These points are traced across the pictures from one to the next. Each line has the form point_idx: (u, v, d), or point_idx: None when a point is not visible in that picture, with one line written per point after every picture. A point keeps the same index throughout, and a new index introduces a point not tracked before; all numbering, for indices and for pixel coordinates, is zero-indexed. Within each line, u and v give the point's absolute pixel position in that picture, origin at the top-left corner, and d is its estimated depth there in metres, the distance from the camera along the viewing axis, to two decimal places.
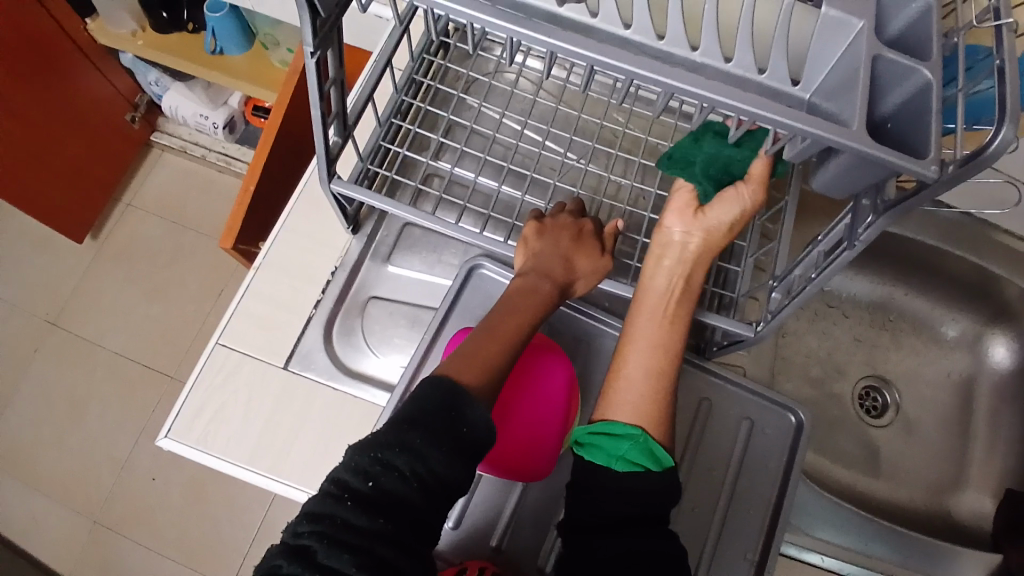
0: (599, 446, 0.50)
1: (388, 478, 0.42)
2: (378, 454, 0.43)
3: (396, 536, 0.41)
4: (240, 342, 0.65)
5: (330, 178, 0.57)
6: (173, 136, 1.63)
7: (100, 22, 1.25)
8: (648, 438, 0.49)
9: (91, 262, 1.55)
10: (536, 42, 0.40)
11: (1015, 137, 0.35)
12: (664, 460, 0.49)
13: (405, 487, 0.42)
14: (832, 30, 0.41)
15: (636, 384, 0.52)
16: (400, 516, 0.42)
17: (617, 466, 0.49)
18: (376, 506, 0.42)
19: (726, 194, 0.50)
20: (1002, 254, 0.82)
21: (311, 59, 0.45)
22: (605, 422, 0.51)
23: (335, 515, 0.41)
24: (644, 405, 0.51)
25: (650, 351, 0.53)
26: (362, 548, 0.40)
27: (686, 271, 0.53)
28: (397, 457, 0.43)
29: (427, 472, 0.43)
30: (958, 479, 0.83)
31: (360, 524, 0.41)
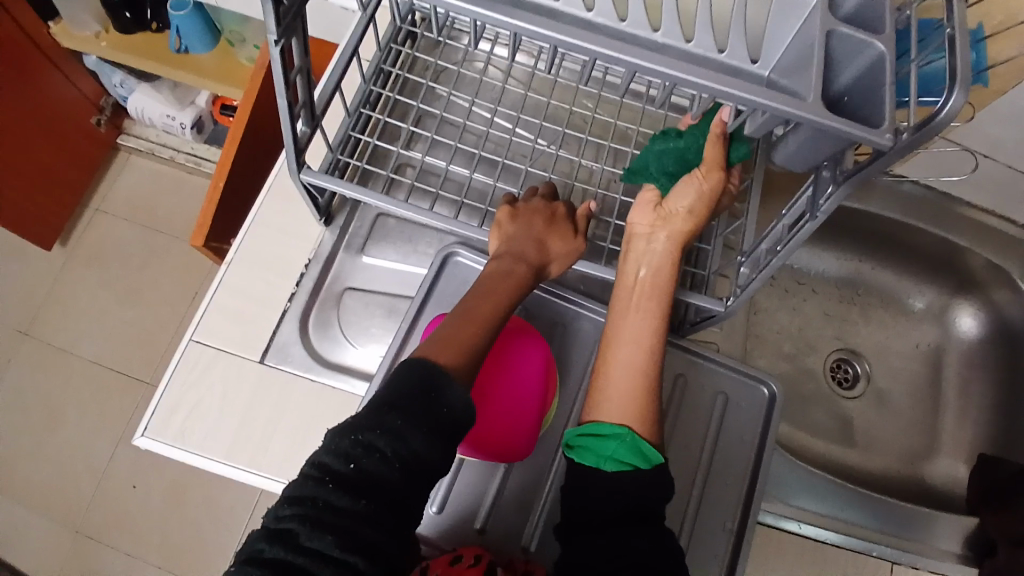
0: (588, 448, 0.51)
1: (369, 460, 0.43)
2: (359, 436, 0.43)
3: (378, 517, 0.42)
4: (215, 337, 0.65)
5: (300, 169, 0.57)
6: (140, 137, 1.60)
7: (62, 24, 1.22)
8: (636, 437, 0.50)
9: (60, 269, 1.51)
10: (501, 25, 0.40)
11: (964, 104, 0.37)
12: (652, 457, 0.50)
13: (387, 468, 0.43)
14: (786, 19, 0.44)
15: (619, 375, 0.53)
16: (380, 497, 0.42)
17: (606, 466, 0.50)
18: (358, 488, 0.42)
19: (680, 182, 0.53)
20: (963, 226, 0.85)
21: (275, 47, 0.45)
22: (592, 424, 0.52)
23: (316, 497, 0.41)
24: (624, 388, 0.53)
25: (633, 346, 0.54)
26: (344, 529, 0.40)
27: (667, 262, 0.55)
28: (379, 438, 0.43)
29: (408, 452, 0.43)
30: (928, 445, 0.86)
31: (342, 505, 0.41)
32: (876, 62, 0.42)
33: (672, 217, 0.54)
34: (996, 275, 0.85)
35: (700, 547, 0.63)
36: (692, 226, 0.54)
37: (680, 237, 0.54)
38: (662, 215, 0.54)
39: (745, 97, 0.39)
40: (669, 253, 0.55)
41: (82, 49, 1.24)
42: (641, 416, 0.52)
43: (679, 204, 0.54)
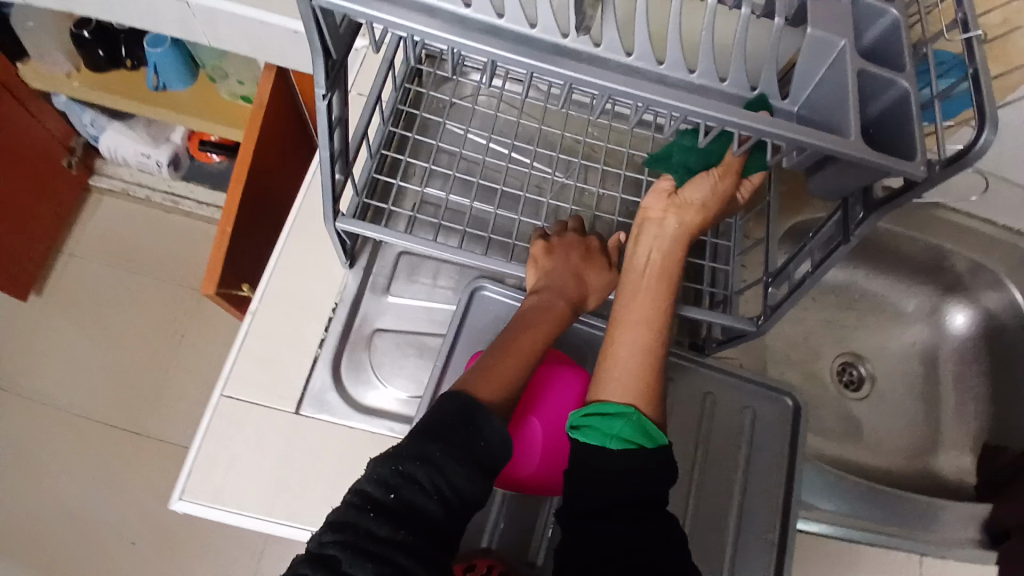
0: (594, 427, 0.51)
1: (409, 489, 0.41)
2: (399, 466, 0.42)
3: (417, 548, 0.40)
4: (246, 389, 0.64)
5: (335, 216, 0.57)
6: (112, 177, 1.55)
7: (31, 64, 1.18)
8: (642, 416, 0.50)
9: (36, 317, 1.47)
10: (553, 73, 0.43)
11: (994, 139, 0.40)
12: (657, 436, 0.50)
13: (426, 499, 0.41)
14: (817, 55, 0.45)
15: (628, 355, 0.53)
16: (419, 528, 0.41)
17: (612, 444, 0.49)
18: (397, 517, 0.40)
19: (699, 177, 0.53)
20: (949, 230, 0.91)
21: (323, 101, 0.45)
22: (597, 403, 0.51)
23: (356, 524, 0.39)
24: (632, 371, 0.52)
25: (641, 327, 0.54)
26: (384, 557, 0.38)
27: (679, 249, 0.56)
28: (418, 469, 0.42)
29: (447, 485, 0.42)
30: (932, 440, 0.90)
31: (382, 534, 0.39)
32: (900, 99, 0.45)
33: (687, 205, 0.55)
34: (982, 275, 0.91)
35: (746, 563, 0.64)
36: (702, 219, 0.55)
37: (690, 226, 0.55)
38: (676, 202, 0.55)
39: (788, 136, 0.42)
40: (678, 243, 0.56)
41: (50, 88, 1.20)
42: (651, 403, 0.52)
43: (695, 194, 0.54)
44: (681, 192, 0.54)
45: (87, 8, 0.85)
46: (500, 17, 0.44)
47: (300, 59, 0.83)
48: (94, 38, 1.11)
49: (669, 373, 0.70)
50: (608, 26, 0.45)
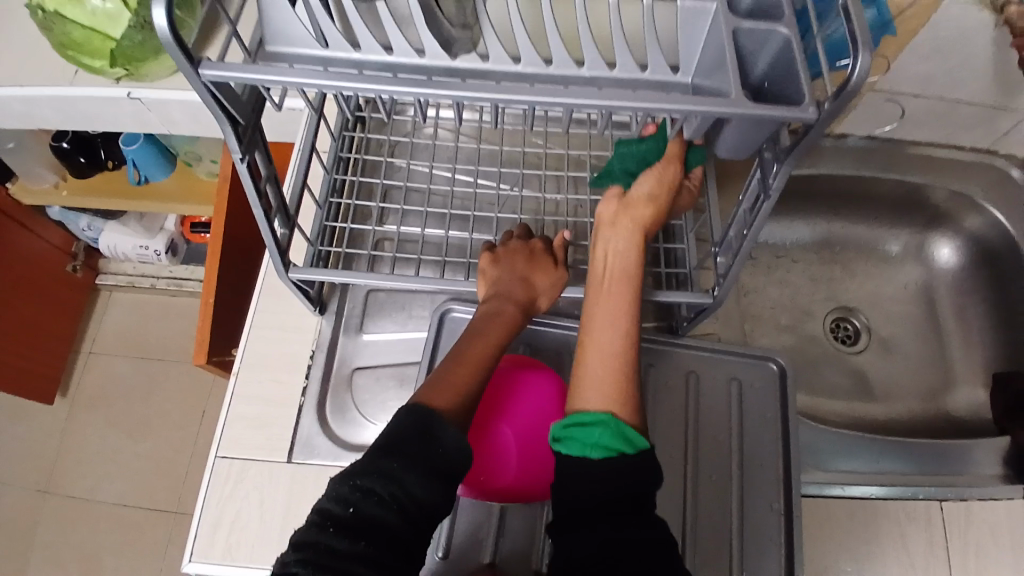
0: (574, 438, 0.51)
1: (366, 504, 0.43)
2: (355, 481, 0.44)
3: (378, 557, 0.42)
4: (240, 448, 0.66)
5: (287, 268, 0.59)
6: (117, 274, 1.65)
7: (19, 183, 1.28)
8: (619, 422, 0.50)
9: (67, 418, 1.56)
10: (444, 97, 0.45)
11: (871, 64, 0.40)
12: (637, 441, 0.50)
13: (385, 511, 0.43)
14: (693, 23, 0.47)
15: (599, 362, 0.53)
16: (379, 538, 0.43)
17: (593, 454, 0.49)
18: (357, 530, 0.42)
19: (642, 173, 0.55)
20: (917, 166, 0.90)
21: (242, 164, 0.48)
22: (575, 414, 0.51)
23: (318, 541, 0.42)
24: (605, 379, 0.52)
25: (608, 332, 0.54)
26: (344, 569, 0.41)
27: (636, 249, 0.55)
28: (375, 483, 0.43)
29: (406, 496, 0.44)
30: (943, 379, 0.88)
31: (342, 547, 0.42)
32: (784, 46, 0.45)
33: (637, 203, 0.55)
34: (959, 203, 0.90)
35: (758, 537, 0.63)
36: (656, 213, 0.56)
37: (642, 225, 0.56)
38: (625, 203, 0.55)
39: (676, 108, 0.43)
40: (635, 241, 0.55)
41: (42, 202, 1.29)
42: (628, 408, 0.51)
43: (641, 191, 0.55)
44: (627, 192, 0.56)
45: (54, 121, 0.93)
46: (390, 53, 0.47)
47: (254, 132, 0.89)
48: (72, 146, 1.18)
49: (649, 359, 0.70)
50: (492, 42, 0.47)
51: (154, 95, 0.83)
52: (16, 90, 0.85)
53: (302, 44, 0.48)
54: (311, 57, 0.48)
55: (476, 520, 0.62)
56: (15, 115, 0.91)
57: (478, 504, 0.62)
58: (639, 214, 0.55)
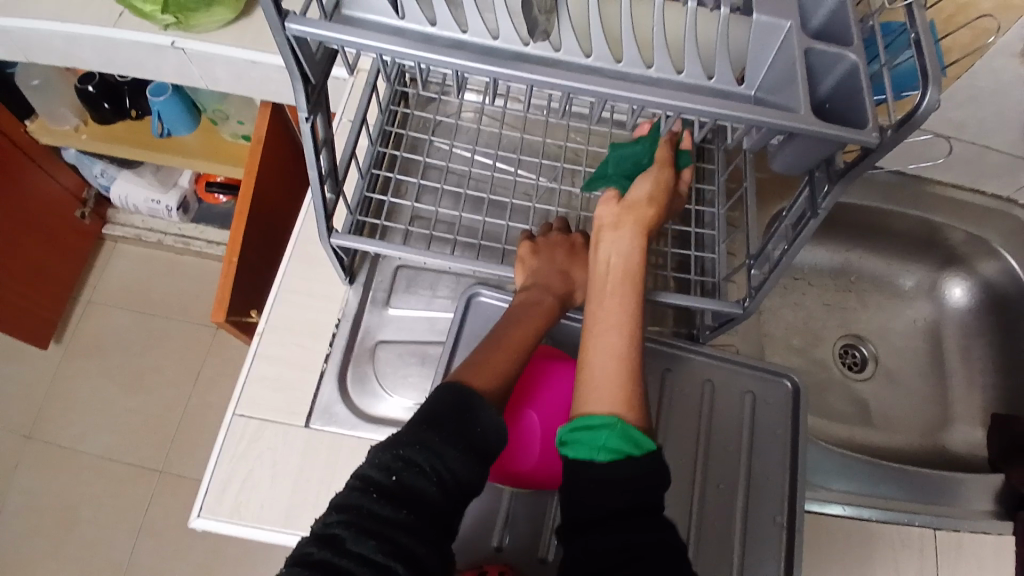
0: (581, 441, 0.50)
1: (408, 473, 0.46)
2: (398, 452, 0.47)
3: (417, 526, 0.45)
4: (258, 408, 0.66)
5: (330, 233, 0.60)
6: (125, 225, 1.65)
7: (39, 121, 1.27)
8: (626, 425, 0.49)
9: (60, 364, 1.55)
10: (517, 78, 0.46)
11: (939, 99, 0.41)
12: (645, 443, 0.49)
13: (425, 482, 0.46)
14: (765, 37, 0.47)
15: (603, 365, 0.51)
16: (419, 509, 0.46)
17: (599, 457, 0.49)
18: (398, 499, 0.46)
19: (641, 175, 0.56)
20: (940, 205, 0.92)
21: (307, 124, 0.48)
22: (581, 417, 0.51)
23: (361, 505, 0.45)
24: (610, 381, 0.51)
25: (611, 333, 0.53)
26: (385, 535, 0.44)
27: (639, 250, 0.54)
28: (417, 454, 0.47)
29: (444, 470, 0.47)
30: (942, 415, 0.90)
31: (384, 514, 0.45)
32: (851, 71, 0.46)
33: (636, 206, 0.55)
34: (977, 245, 0.91)
35: (759, 547, 0.64)
36: (655, 215, 0.55)
37: (643, 226, 0.55)
38: (625, 205, 0.55)
39: (741, 116, 0.45)
40: (637, 243, 0.55)
41: (58, 142, 1.28)
42: (634, 409, 0.50)
43: (640, 194, 0.55)
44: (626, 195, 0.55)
45: (88, 63, 0.93)
46: (464, 32, 0.48)
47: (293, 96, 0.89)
48: (98, 92, 1.18)
49: (667, 364, 0.71)
50: (566, 32, 0.48)
51: (201, 47, 0.83)
52: (56, 27, 0.85)
53: (379, 13, 0.48)
54: (383, 25, 0.48)
55: (487, 502, 0.63)
56: (51, 51, 0.90)
57: (489, 488, 0.63)
58: (640, 216, 0.54)
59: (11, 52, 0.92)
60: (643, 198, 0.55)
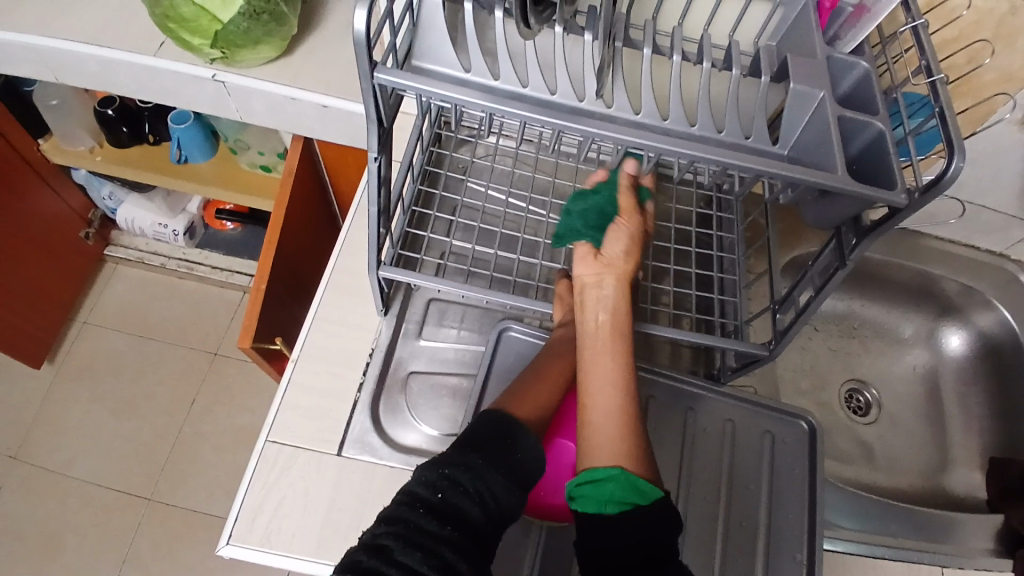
0: (588, 494, 0.51)
1: (454, 492, 0.48)
2: (444, 470, 0.48)
3: (461, 543, 0.46)
4: (291, 435, 0.67)
5: (379, 265, 0.63)
6: (129, 248, 1.65)
7: (53, 140, 1.29)
8: (631, 476, 0.50)
9: (51, 386, 1.52)
10: (575, 131, 0.49)
11: (962, 166, 0.46)
12: (650, 492, 0.50)
13: (469, 503, 0.47)
14: (800, 104, 0.52)
15: (602, 423, 0.51)
16: (462, 527, 0.47)
17: (608, 509, 0.50)
18: (443, 515, 0.47)
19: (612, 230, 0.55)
20: (936, 257, 0.97)
21: (374, 162, 0.52)
22: (586, 471, 0.51)
23: (409, 519, 0.46)
24: (611, 437, 0.51)
25: (606, 387, 0.53)
26: (431, 548, 0.45)
27: (623, 304, 0.55)
28: (462, 475, 0.48)
29: (488, 492, 0.49)
30: (939, 459, 0.93)
31: (430, 528, 0.46)
32: (877, 138, 0.51)
33: (615, 262, 0.55)
34: (971, 297, 0.96)
35: None
36: (633, 266, 0.56)
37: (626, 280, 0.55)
38: (604, 263, 0.54)
39: (783, 175, 0.48)
40: (621, 296, 0.55)
41: (70, 161, 1.30)
42: (635, 459, 0.51)
43: (614, 250, 0.55)
44: (603, 251, 0.55)
45: (119, 88, 0.95)
46: (524, 86, 0.51)
47: (325, 132, 0.92)
48: (117, 115, 1.20)
49: (690, 403, 0.74)
50: (618, 91, 0.52)
51: (241, 81, 0.87)
52: (93, 50, 0.88)
53: (446, 64, 0.51)
54: (448, 75, 0.51)
55: (518, 537, 0.64)
56: (85, 75, 0.92)
57: (520, 523, 0.64)
58: (620, 271, 0.55)
59: (44, 72, 0.94)
60: (617, 252, 0.54)
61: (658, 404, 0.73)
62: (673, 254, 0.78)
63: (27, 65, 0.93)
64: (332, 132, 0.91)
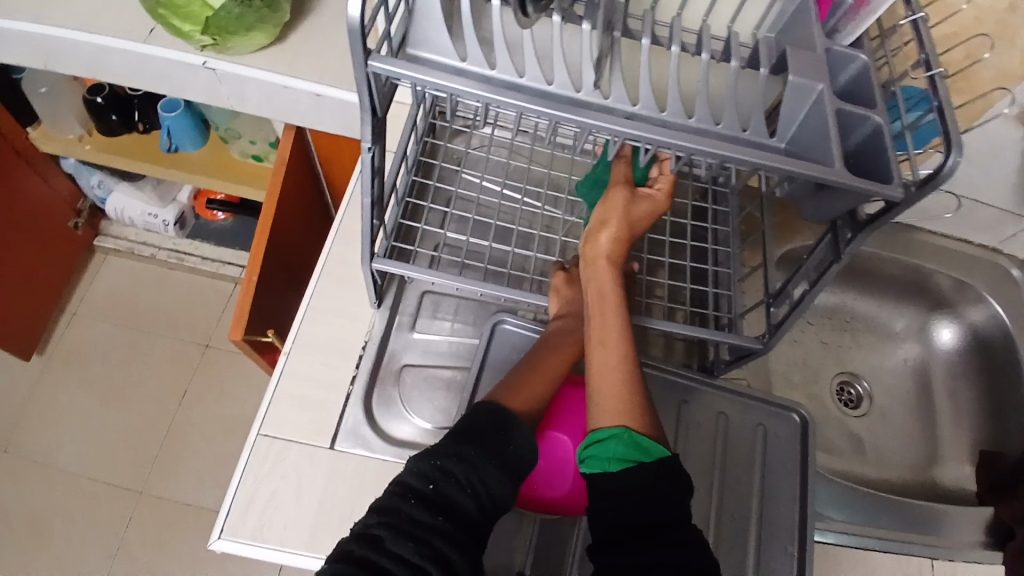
0: (594, 455, 0.52)
1: (446, 483, 0.48)
2: (437, 461, 0.49)
3: (452, 533, 0.46)
4: (283, 428, 0.67)
5: (373, 257, 0.63)
6: (117, 237, 1.63)
7: (42, 128, 1.26)
8: (633, 433, 0.51)
9: (38, 377, 1.51)
10: (573, 122, 0.49)
11: (959, 162, 0.46)
12: (652, 450, 0.51)
13: (461, 493, 0.48)
14: (798, 97, 0.52)
15: (603, 377, 0.54)
16: (454, 517, 0.47)
17: (612, 467, 0.50)
18: (435, 506, 0.47)
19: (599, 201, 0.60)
20: (929, 252, 0.97)
21: (368, 153, 0.51)
22: (592, 433, 0.53)
23: (401, 509, 0.47)
24: (613, 389, 0.53)
25: (606, 345, 0.56)
26: (422, 539, 0.45)
27: (610, 270, 0.59)
28: (455, 466, 0.48)
29: (481, 483, 0.49)
30: (928, 452, 0.94)
31: (422, 518, 0.46)
32: (875, 132, 0.51)
33: (599, 232, 0.59)
34: (963, 291, 0.97)
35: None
36: (620, 234, 0.58)
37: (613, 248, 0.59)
38: (592, 233, 0.60)
39: (782, 169, 0.48)
40: (611, 262, 0.59)
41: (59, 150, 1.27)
42: (637, 416, 0.52)
43: (598, 218, 0.59)
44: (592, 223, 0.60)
45: (108, 76, 0.93)
46: (521, 77, 0.50)
47: (318, 121, 0.90)
48: (108, 103, 1.18)
49: (683, 396, 0.74)
50: (616, 82, 0.51)
51: (233, 69, 0.85)
52: (82, 35, 0.86)
53: (442, 54, 0.50)
54: (445, 65, 0.50)
55: (511, 529, 0.64)
56: (75, 60, 0.91)
57: (514, 514, 0.64)
58: (602, 239, 0.59)
59: (31, 58, 0.92)
60: (600, 220, 0.59)
61: (653, 397, 0.73)
62: (667, 247, 0.78)
63: (12, 51, 0.91)
64: (326, 121, 0.90)
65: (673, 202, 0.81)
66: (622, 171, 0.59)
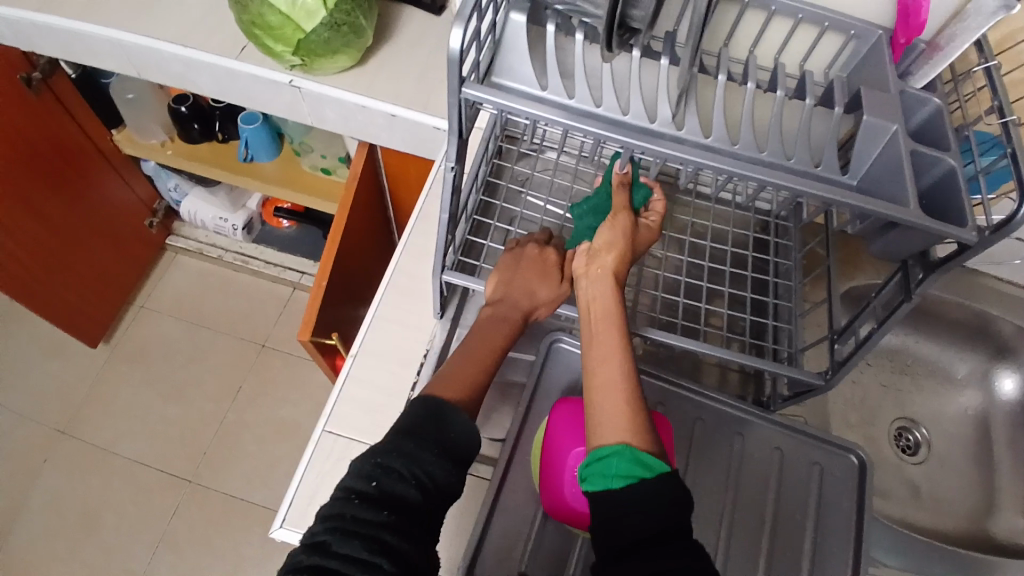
0: (596, 473, 0.50)
1: (388, 479, 0.49)
2: (377, 459, 0.50)
3: (400, 526, 0.48)
4: (346, 428, 0.70)
5: (443, 269, 0.66)
6: (189, 238, 1.73)
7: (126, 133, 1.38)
8: (634, 449, 0.49)
9: (103, 366, 1.60)
10: (646, 150, 0.51)
11: None
12: (655, 465, 0.49)
13: (405, 486, 0.49)
14: (871, 137, 0.52)
15: (605, 397, 0.52)
16: (402, 511, 0.48)
17: (615, 484, 0.49)
18: (381, 502, 0.48)
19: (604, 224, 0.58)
20: (995, 298, 0.94)
21: (450, 172, 0.55)
22: (593, 449, 0.51)
23: (345, 511, 0.48)
24: (618, 410, 0.51)
25: (608, 365, 0.53)
26: (370, 536, 0.47)
27: (613, 289, 0.56)
28: (395, 461, 0.50)
29: (424, 473, 0.50)
30: (986, 506, 0.90)
31: (367, 517, 0.47)
32: (949, 174, 0.51)
33: (600, 253, 0.57)
34: None
35: None
36: (622, 258, 0.57)
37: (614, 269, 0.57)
38: (593, 253, 0.58)
39: (855, 205, 0.48)
40: (613, 280, 0.57)
41: (143, 155, 1.38)
42: (644, 436, 0.50)
43: (603, 241, 0.58)
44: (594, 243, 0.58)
45: (199, 89, 1.01)
46: (598, 106, 0.53)
47: (389, 139, 0.95)
48: (190, 113, 1.27)
49: (739, 429, 0.74)
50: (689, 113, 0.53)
51: (317, 88, 0.91)
52: (178, 50, 0.94)
53: (524, 82, 0.53)
54: (526, 92, 0.53)
55: (562, 543, 0.65)
56: (166, 71, 0.99)
57: (563, 530, 0.65)
58: (604, 260, 0.57)
59: (127, 66, 1.01)
60: (604, 243, 0.57)
61: (706, 426, 0.73)
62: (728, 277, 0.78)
63: (112, 60, 1.01)
64: (398, 140, 0.95)
65: (734, 233, 0.81)
66: (624, 198, 0.60)
